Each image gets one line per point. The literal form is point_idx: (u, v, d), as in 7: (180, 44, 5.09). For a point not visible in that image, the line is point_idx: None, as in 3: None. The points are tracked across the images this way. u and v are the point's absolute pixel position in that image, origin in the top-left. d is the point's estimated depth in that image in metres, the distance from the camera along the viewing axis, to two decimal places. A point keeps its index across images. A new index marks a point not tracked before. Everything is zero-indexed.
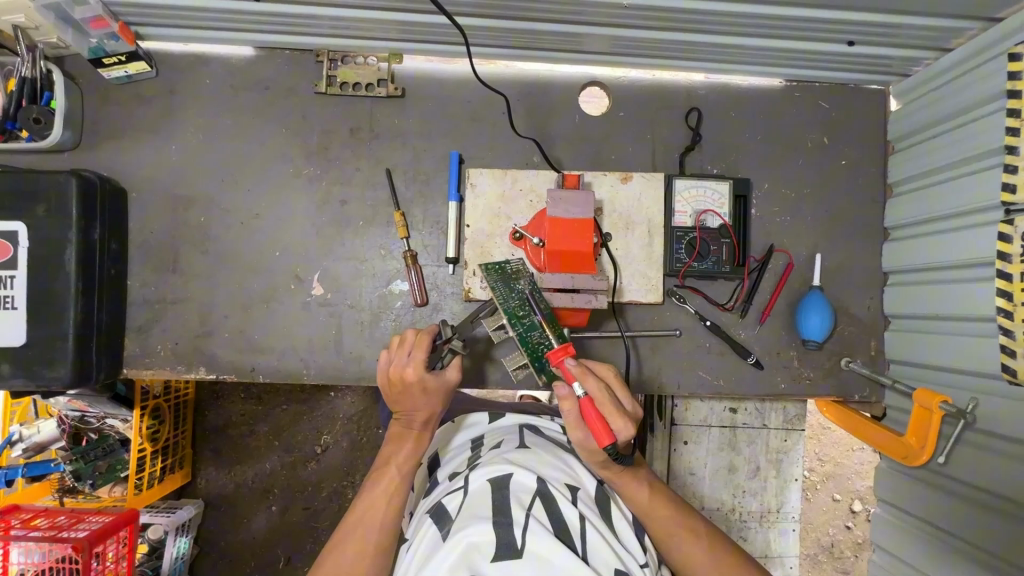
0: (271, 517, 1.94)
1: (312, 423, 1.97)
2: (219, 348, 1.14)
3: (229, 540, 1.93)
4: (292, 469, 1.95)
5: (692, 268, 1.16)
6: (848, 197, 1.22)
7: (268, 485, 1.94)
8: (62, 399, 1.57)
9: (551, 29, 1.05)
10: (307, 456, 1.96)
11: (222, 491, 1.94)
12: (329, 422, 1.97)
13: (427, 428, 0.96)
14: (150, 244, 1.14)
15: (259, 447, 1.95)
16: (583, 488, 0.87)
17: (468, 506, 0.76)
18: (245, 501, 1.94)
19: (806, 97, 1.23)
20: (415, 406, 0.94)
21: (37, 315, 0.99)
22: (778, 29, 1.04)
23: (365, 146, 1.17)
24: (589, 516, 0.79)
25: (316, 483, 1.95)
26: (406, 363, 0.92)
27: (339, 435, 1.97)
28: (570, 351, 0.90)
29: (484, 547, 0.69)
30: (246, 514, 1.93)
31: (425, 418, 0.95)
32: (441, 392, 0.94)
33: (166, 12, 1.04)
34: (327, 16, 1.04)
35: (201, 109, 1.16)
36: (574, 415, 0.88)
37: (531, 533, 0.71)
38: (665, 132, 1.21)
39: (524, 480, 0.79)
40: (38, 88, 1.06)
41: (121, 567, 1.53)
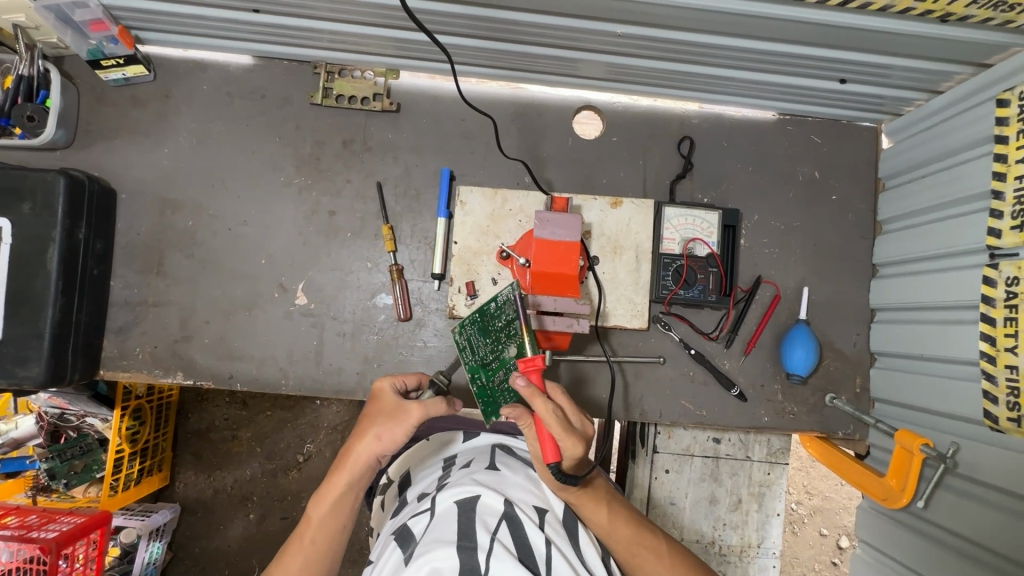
0: (247, 526, 1.91)
1: (295, 431, 1.95)
2: (199, 353, 1.13)
3: (202, 547, 1.90)
4: (271, 477, 1.93)
5: (678, 295, 1.15)
6: (837, 232, 1.22)
7: (246, 493, 1.92)
8: (41, 395, 1.57)
9: (545, 53, 1.06)
10: (288, 464, 1.94)
11: (199, 496, 1.92)
12: (312, 430, 1.96)
13: (349, 462, 0.89)
14: (136, 246, 1.14)
15: (240, 452, 1.94)
16: (551, 511, 0.86)
17: (433, 528, 0.75)
18: (220, 508, 1.92)
19: (797, 130, 1.24)
20: (359, 427, 0.91)
21: (14, 312, 0.98)
22: (771, 65, 1.05)
23: (358, 158, 1.18)
24: (555, 540, 0.78)
25: (296, 492, 1.93)
26: (385, 377, 0.96)
27: (322, 444, 1.96)
28: (541, 362, 0.87)
29: (446, 571, 0.66)
30: (220, 522, 1.91)
31: (352, 449, 0.89)
32: (381, 420, 0.89)
33: (165, 18, 1.05)
34: (326, 30, 1.05)
35: (195, 114, 1.16)
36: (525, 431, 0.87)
37: (496, 558, 0.68)
38: (659, 158, 1.22)
39: (492, 503, 0.78)
40: (34, 86, 1.06)
41: (89, 570, 1.49)
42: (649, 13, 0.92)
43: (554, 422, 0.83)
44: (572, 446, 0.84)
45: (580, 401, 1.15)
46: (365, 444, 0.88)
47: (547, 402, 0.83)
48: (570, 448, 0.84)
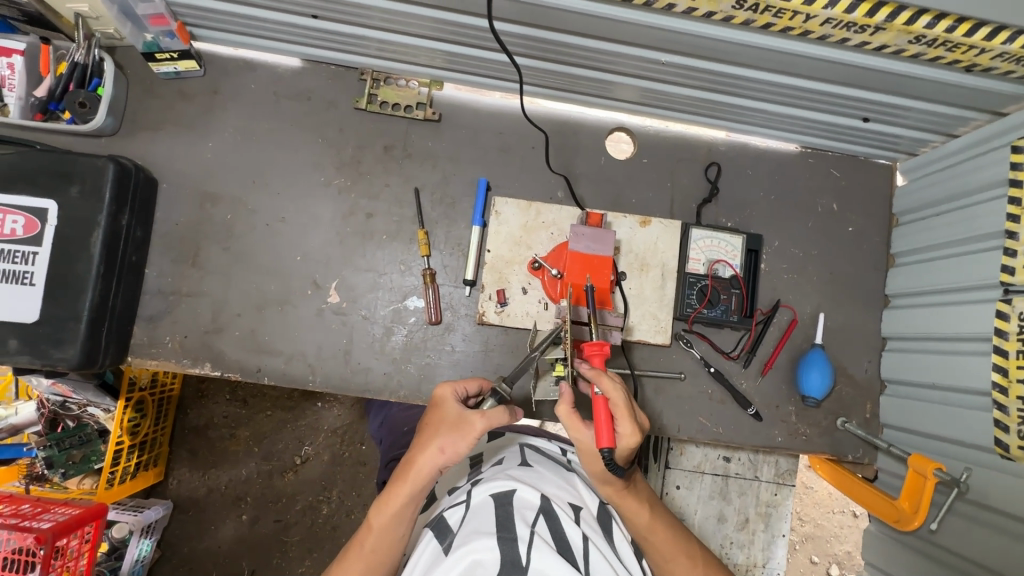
0: (240, 527, 1.89)
1: (294, 432, 1.95)
2: (228, 346, 1.14)
3: (193, 546, 1.87)
4: (267, 478, 1.92)
5: (702, 314, 1.19)
6: (852, 263, 1.27)
7: (241, 493, 1.90)
8: (46, 381, 1.54)
9: (588, 75, 1.11)
10: (285, 466, 1.93)
11: (192, 494, 1.89)
12: (313, 432, 1.95)
13: (412, 471, 0.89)
14: (173, 236, 1.15)
15: (237, 451, 1.92)
16: (586, 508, 0.87)
17: (471, 520, 0.77)
18: (214, 507, 1.89)
19: (818, 163, 1.30)
20: (422, 437, 0.92)
21: (54, 294, 0.99)
22: (801, 101, 1.10)
23: (397, 163, 1.21)
24: (591, 536, 0.80)
25: (291, 494, 1.92)
26: (445, 384, 0.97)
27: (321, 447, 1.95)
28: (609, 349, 0.91)
29: (487, 561, 0.68)
30: (212, 522, 1.88)
31: (415, 458, 0.90)
32: (445, 430, 0.90)
33: (223, 17, 1.08)
34: (379, 39, 1.09)
35: (242, 111, 1.19)
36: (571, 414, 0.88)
37: (536, 549, 0.69)
38: (686, 182, 1.26)
39: (528, 497, 0.80)
40: (87, 74, 1.09)
41: (80, 564, 1.46)
42: (697, 45, 0.95)
43: (619, 407, 0.85)
44: (628, 434, 0.86)
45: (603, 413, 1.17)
46: (429, 454, 0.89)
47: (613, 383, 0.86)
48: (626, 435, 0.86)
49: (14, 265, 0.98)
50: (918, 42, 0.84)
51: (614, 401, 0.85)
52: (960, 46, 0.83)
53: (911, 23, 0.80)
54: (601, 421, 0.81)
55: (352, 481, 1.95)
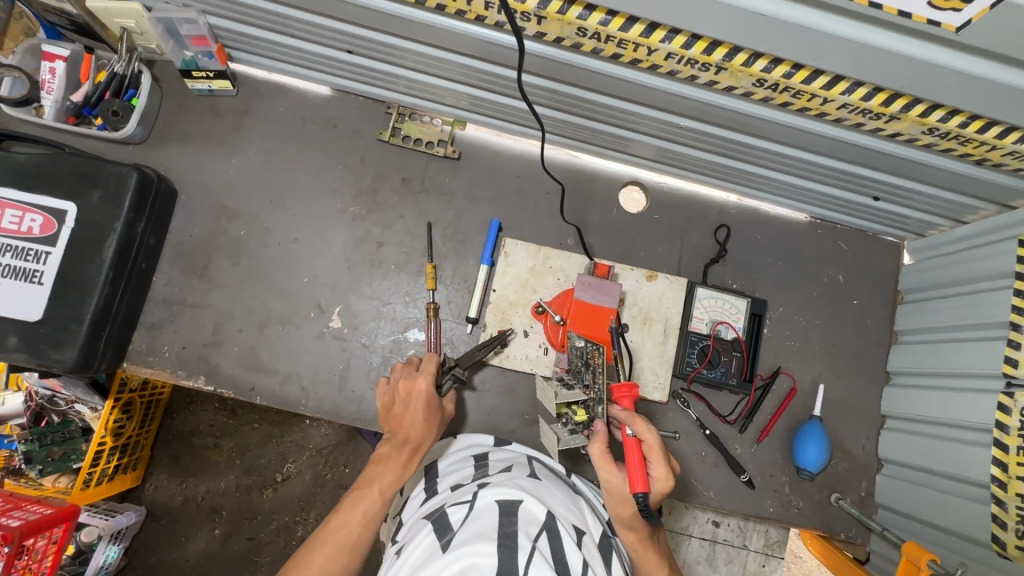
0: (211, 541, 1.84)
1: (278, 449, 1.92)
2: (226, 361, 1.14)
3: (160, 558, 1.82)
4: (246, 493, 1.88)
5: (701, 374, 1.18)
6: (855, 336, 1.27)
7: (217, 506, 1.86)
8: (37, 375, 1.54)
9: (608, 130, 1.14)
10: (264, 482, 1.89)
11: (167, 502, 1.85)
12: (296, 450, 1.92)
13: (415, 448, 0.98)
14: (185, 247, 1.16)
15: (218, 462, 1.89)
16: (588, 533, 0.84)
17: (473, 521, 0.74)
18: (188, 519, 1.85)
19: (827, 234, 1.31)
20: (414, 420, 0.99)
21: (62, 295, 0.99)
22: (813, 174, 1.13)
23: (413, 196, 1.23)
24: (591, 562, 0.75)
25: (267, 512, 1.88)
26: (421, 375, 1.02)
27: (304, 466, 1.92)
28: (638, 391, 0.91)
29: (484, 567, 0.65)
30: (184, 534, 1.84)
31: (416, 438, 0.98)
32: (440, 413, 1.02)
33: (262, 44, 1.12)
34: (408, 77, 1.13)
35: (268, 132, 1.22)
36: (602, 455, 0.89)
37: (536, 564, 0.66)
38: (696, 241, 1.28)
39: (533, 511, 0.77)
40: (125, 84, 1.13)
41: (43, 565, 1.41)
42: (715, 114, 0.98)
43: (651, 449, 0.86)
44: (661, 478, 0.86)
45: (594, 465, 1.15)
46: (431, 434, 0.99)
47: (647, 426, 0.87)
48: (659, 479, 0.86)
49: (25, 263, 0.99)
50: (931, 133, 0.86)
51: (648, 445, 0.86)
52: (972, 141, 0.86)
53: (925, 116, 0.82)
54: (634, 466, 0.82)
55: (331, 505, 1.91)
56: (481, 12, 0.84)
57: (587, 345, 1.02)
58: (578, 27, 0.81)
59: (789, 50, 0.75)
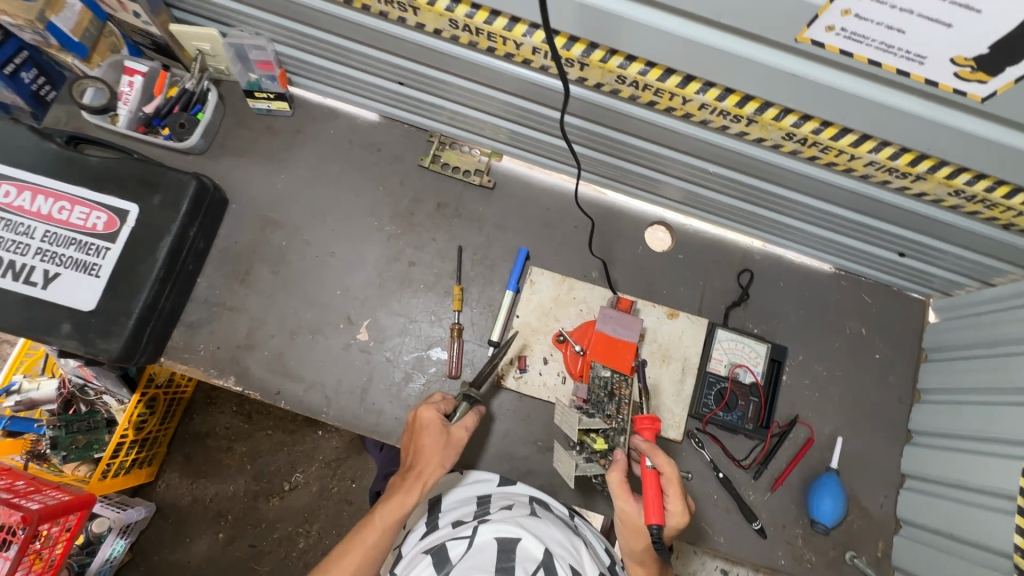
0: (213, 545, 1.86)
1: (289, 457, 1.95)
2: (255, 363, 1.19)
3: (163, 556, 1.83)
4: (252, 500, 1.91)
5: (717, 416, 1.18)
6: (875, 391, 1.26)
7: (223, 510, 1.89)
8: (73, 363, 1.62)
9: (638, 172, 1.19)
10: (272, 490, 1.92)
11: (176, 501, 1.88)
12: (306, 460, 1.95)
13: (418, 479, 0.96)
14: (230, 252, 1.23)
15: (229, 466, 1.93)
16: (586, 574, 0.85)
17: (470, 559, 0.78)
18: (195, 520, 1.87)
19: (850, 286, 1.32)
20: (420, 450, 0.98)
21: (115, 289, 1.06)
22: (837, 227, 1.15)
23: (447, 220, 1.29)
24: None
25: (271, 521, 1.90)
26: (426, 405, 1.03)
27: (311, 477, 1.94)
28: (660, 424, 0.94)
29: None
30: (188, 535, 1.86)
31: (419, 468, 0.97)
32: (444, 444, 0.99)
33: (320, 72, 1.21)
34: (452, 110, 1.20)
35: (317, 152, 1.30)
36: (620, 484, 0.93)
37: None
38: (719, 283, 1.30)
39: (531, 549, 0.79)
40: (192, 100, 1.23)
41: (54, 552, 1.43)
42: (744, 163, 1.01)
43: (670, 482, 0.91)
44: (676, 512, 0.91)
45: (604, 500, 1.14)
46: (433, 465, 0.97)
47: (667, 460, 0.92)
48: (674, 512, 0.91)
49: (86, 256, 1.06)
50: (957, 195, 0.89)
51: (666, 479, 0.91)
52: (998, 206, 0.88)
53: (951, 178, 0.85)
54: (652, 497, 0.87)
55: (334, 519, 1.92)
56: (528, 56, 0.90)
57: (612, 374, 1.05)
58: (618, 75, 0.87)
59: (818, 110, 0.79)
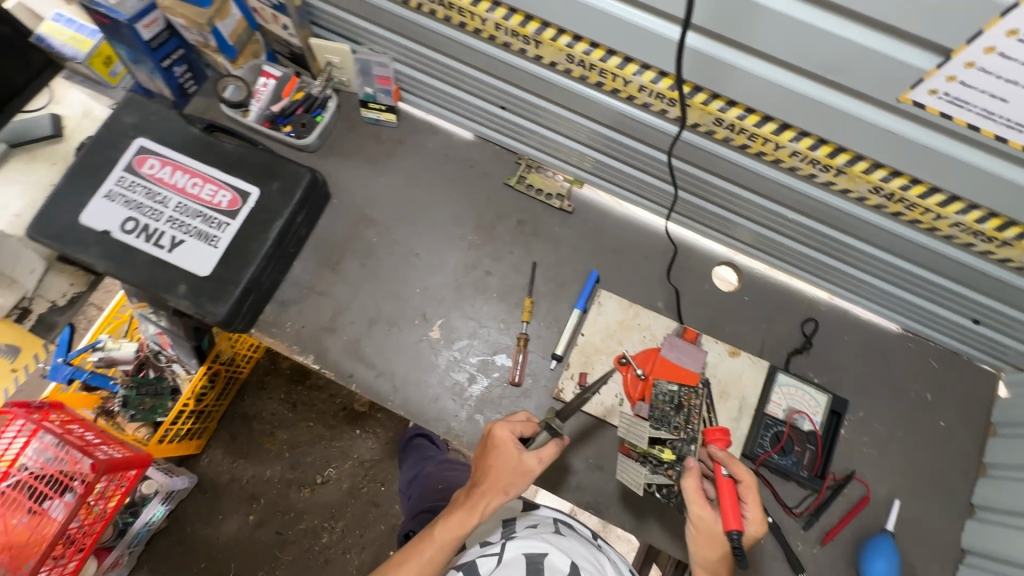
0: (243, 526, 1.92)
1: (325, 450, 2.01)
2: (333, 346, 1.27)
3: (195, 529, 1.91)
4: (285, 488, 1.97)
5: (771, 459, 1.18)
6: (937, 459, 1.24)
7: (257, 493, 1.96)
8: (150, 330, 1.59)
9: (714, 211, 1.25)
10: (305, 481, 1.98)
11: (215, 478, 1.96)
12: (341, 457, 2.01)
13: (482, 498, 0.92)
14: (325, 242, 1.34)
15: (269, 451, 2.00)
16: None
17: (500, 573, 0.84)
18: (229, 499, 1.94)
19: (917, 350, 1.31)
20: (488, 468, 0.94)
21: (229, 260, 1.18)
22: (911, 286, 1.16)
23: (525, 237, 1.37)
24: None
25: (299, 511, 1.95)
26: (502, 424, 0.99)
27: (343, 474, 1.99)
28: (729, 437, 0.97)
29: None
30: (220, 513, 1.93)
31: (484, 488, 0.92)
32: (513, 467, 0.93)
33: (431, 91, 1.34)
34: (545, 136, 1.30)
35: (414, 162, 1.42)
36: (695, 490, 0.92)
37: None
38: (782, 329, 1.32)
39: (560, 565, 0.85)
40: (315, 104, 1.37)
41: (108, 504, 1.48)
42: (824, 213, 1.06)
43: (748, 490, 0.92)
44: (754, 521, 0.91)
45: (651, 525, 1.15)
46: (499, 487, 0.92)
47: (744, 468, 0.93)
48: (752, 521, 0.91)
49: (209, 228, 1.19)
50: None
51: (745, 486, 0.92)
52: None
53: None
54: (732, 502, 0.88)
55: (360, 519, 1.96)
56: (634, 93, 0.98)
57: (680, 389, 1.10)
58: (716, 117, 0.94)
59: (910, 167, 0.84)
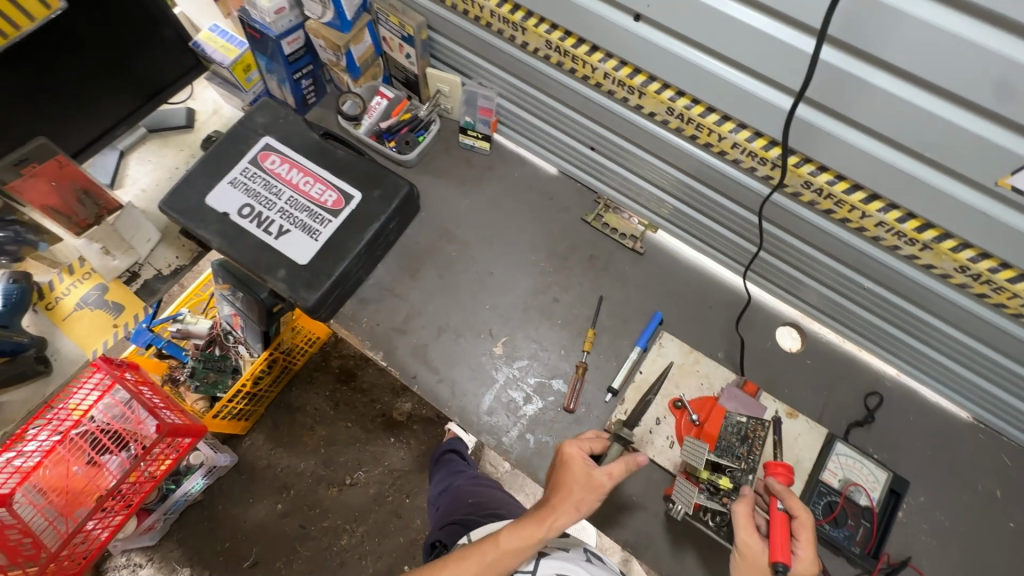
0: (270, 513, 1.98)
1: (359, 453, 2.06)
2: (402, 347, 1.35)
3: (227, 508, 1.98)
4: (315, 483, 2.02)
5: (822, 528, 1.14)
6: (1003, 562, 1.17)
7: (287, 483, 2.02)
8: (228, 312, 1.70)
9: (786, 271, 1.27)
10: (336, 480, 2.03)
11: (253, 461, 2.03)
12: (371, 462, 2.05)
13: (552, 512, 0.93)
14: (409, 250, 1.45)
15: (306, 444, 2.06)
16: None
17: None
18: (261, 485, 2.01)
19: (988, 442, 1.27)
20: (560, 484, 0.96)
21: (325, 252, 1.29)
22: (988, 373, 1.14)
23: (594, 271, 1.43)
24: None
25: (325, 508, 2.00)
26: (571, 442, 1.04)
27: (371, 479, 2.03)
28: (791, 471, 0.96)
29: None
30: (250, 498, 1.99)
31: (555, 502, 0.94)
32: (583, 484, 0.95)
33: (527, 125, 1.45)
34: (628, 178, 1.37)
35: (500, 188, 1.52)
36: (745, 515, 0.93)
37: None
38: (843, 398, 1.30)
39: None
40: (419, 125, 1.51)
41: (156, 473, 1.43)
42: (903, 285, 1.07)
43: (801, 527, 0.89)
44: (806, 563, 0.87)
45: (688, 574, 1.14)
46: (569, 502, 0.93)
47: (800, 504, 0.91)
48: (803, 563, 0.87)
49: (313, 222, 1.31)
50: None
51: (798, 522, 0.90)
52: None
53: None
54: (778, 531, 0.88)
55: (380, 527, 1.99)
56: (727, 148, 1.05)
57: (748, 420, 1.16)
58: (806, 179, 0.99)
59: (1001, 250, 0.86)
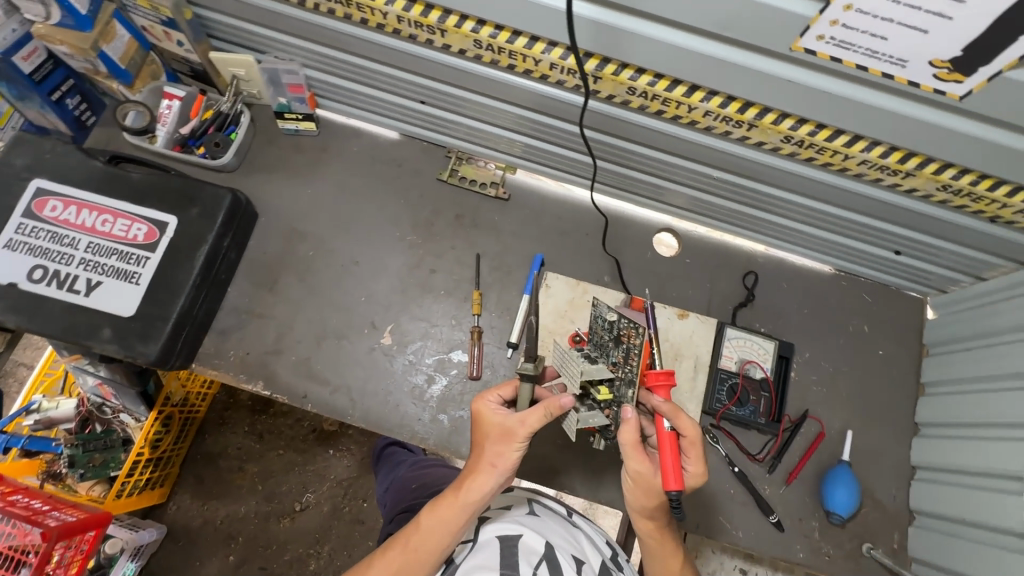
0: (223, 569, 1.77)
1: (301, 475, 1.89)
2: (282, 368, 1.23)
3: None
4: (264, 520, 1.83)
5: (730, 411, 1.22)
6: (881, 386, 1.31)
7: (233, 532, 1.81)
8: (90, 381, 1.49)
9: (644, 179, 1.27)
10: (283, 510, 1.85)
11: (187, 523, 1.81)
12: (318, 480, 1.89)
13: (471, 479, 0.86)
14: (259, 263, 1.29)
15: (240, 486, 1.86)
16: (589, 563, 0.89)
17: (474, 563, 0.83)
18: (206, 541, 1.79)
19: (850, 286, 1.38)
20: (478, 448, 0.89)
21: (154, 295, 1.12)
22: (835, 227, 1.22)
23: (465, 230, 1.35)
24: None
25: (282, 542, 1.82)
26: (483, 398, 0.95)
27: (322, 497, 1.87)
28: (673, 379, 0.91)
29: None
30: (198, 559, 1.78)
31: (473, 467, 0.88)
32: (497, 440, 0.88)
33: (346, 94, 1.30)
34: (468, 125, 1.28)
35: (341, 168, 1.38)
36: (633, 441, 0.89)
37: None
38: (725, 285, 1.36)
39: (533, 544, 0.84)
40: (226, 121, 1.32)
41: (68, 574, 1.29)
42: (744, 166, 1.09)
43: (691, 444, 0.92)
44: (695, 473, 0.93)
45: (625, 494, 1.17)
46: (488, 465, 0.86)
47: (689, 421, 0.91)
48: (693, 474, 0.93)
49: (126, 265, 1.12)
50: (945, 190, 0.96)
51: (689, 441, 0.92)
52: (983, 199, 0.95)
53: (939, 173, 0.92)
54: (672, 460, 0.84)
55: (347, 538, 1.85)
56: (546, 71, 0.99)
57: (620, 318, 0.99)
58: (629, 86, 0.95)
59: (812, 112, 0.88)
